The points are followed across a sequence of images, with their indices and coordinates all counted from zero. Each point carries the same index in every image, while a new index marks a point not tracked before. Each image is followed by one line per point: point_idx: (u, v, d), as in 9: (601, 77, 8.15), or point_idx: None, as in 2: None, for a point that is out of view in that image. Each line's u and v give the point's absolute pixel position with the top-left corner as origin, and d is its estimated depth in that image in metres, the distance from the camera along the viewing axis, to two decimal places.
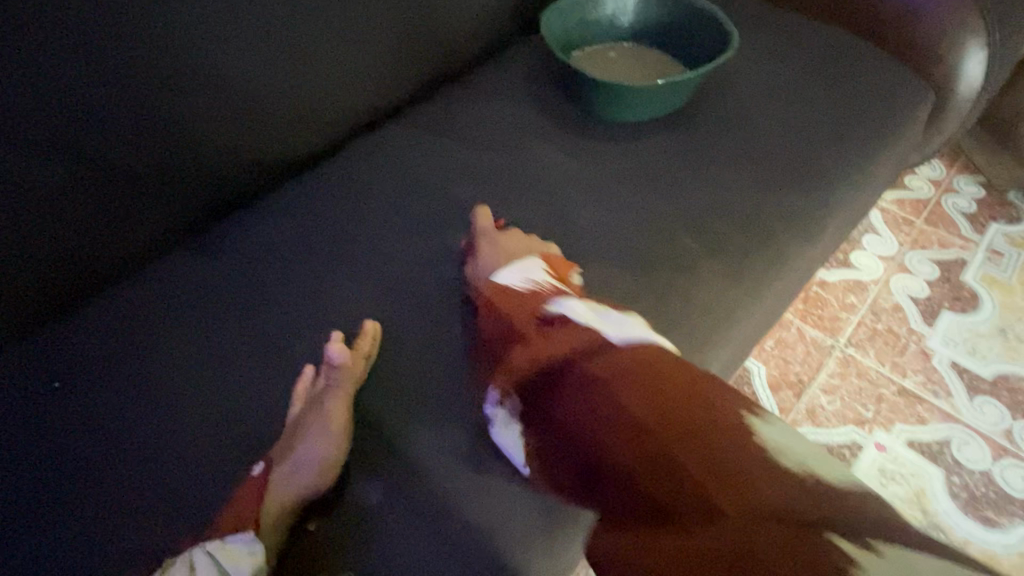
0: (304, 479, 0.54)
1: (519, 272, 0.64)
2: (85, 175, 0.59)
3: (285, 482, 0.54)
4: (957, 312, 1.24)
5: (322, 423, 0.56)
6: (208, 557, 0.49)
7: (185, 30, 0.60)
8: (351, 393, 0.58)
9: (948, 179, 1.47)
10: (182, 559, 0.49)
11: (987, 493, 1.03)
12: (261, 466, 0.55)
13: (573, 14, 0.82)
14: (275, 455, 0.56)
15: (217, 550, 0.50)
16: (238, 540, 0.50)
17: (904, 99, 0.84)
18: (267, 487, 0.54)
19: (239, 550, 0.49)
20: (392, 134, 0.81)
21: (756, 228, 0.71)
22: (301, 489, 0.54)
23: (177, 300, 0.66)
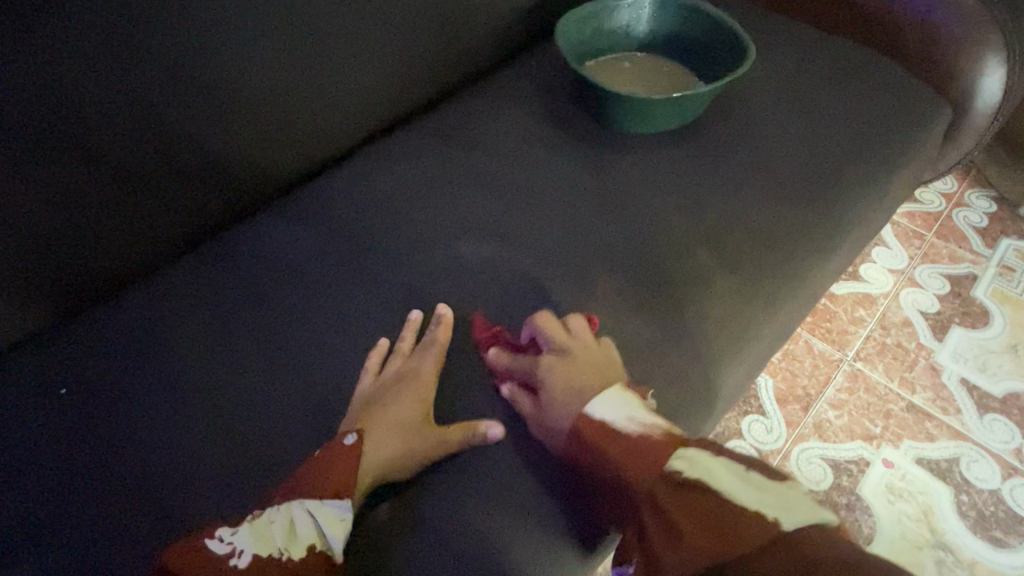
0: (398, 452, 0.55)
1: (616, 408, 0.55)
2: (98, 175, 0.60)
3: (381, 451, 0.55)
4: (967, 328, 1.23)
5: (415, 401, 0.58)
6: (309, 514, 0.51)
7: (201, 33, 0.60)
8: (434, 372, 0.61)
9: (959, 193, 1.46)
10: (283, 509, 0.52)
11: (996, 512, 1.02)
12: (351, 436, 0.55)
13: (588, 23, 0.81)
14: (365, 424, 0.56)
15: (317, 510, 0.52)
16: (334, 505, 0.52)
17: (920, 115, 0.83)
18: (367, 454, 0.55)
19: (335, 515, 0.52)
20: (403, 140, 0.80)
21: (769, 242, 0.70)
22: (397, 461, 0.55)
23: (184, 304, 0.66)
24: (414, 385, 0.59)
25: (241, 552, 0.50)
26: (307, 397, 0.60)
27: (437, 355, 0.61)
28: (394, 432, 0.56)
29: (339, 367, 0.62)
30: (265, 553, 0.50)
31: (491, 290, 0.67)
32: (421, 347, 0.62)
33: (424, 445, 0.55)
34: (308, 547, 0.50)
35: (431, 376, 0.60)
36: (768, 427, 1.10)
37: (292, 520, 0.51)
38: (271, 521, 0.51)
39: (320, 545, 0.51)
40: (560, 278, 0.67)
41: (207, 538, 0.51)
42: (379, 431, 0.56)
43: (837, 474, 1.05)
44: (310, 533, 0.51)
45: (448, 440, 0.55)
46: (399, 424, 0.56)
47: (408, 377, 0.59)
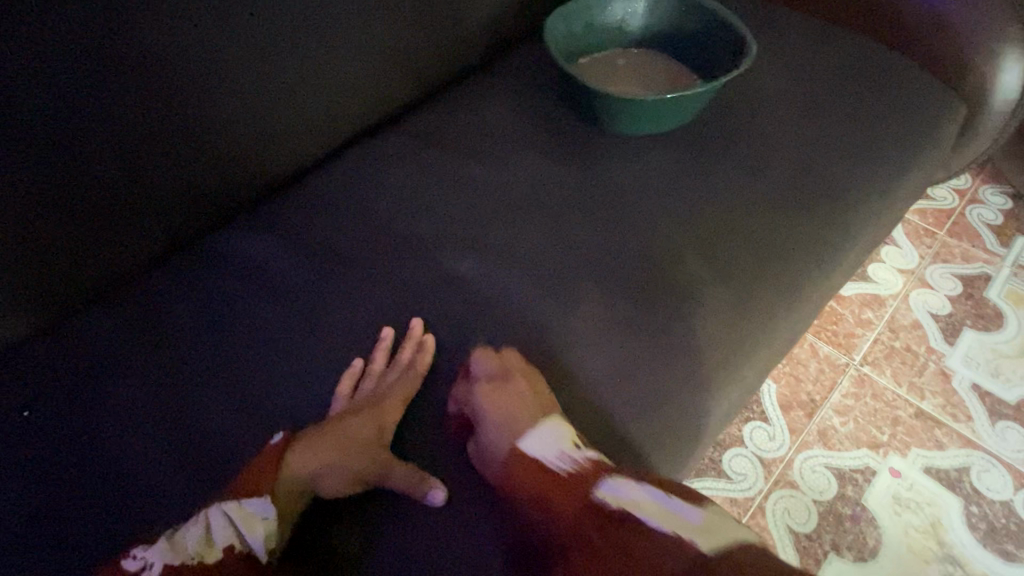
0: (334, 465, 0.53)
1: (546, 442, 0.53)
2: (58, 189, 0.57)
3: (310, 460, 0.53)
4: (980, 330, 1.19)
5: (370, 422, 0.55)
6: (224, 518, 0.49)
7: (166, 31, 0.57)
8: (404, 399, 0.57)
9: (973, 189, 1.40)
10: (200, 518, 0.49)
11: (1008, 525, 0.99)
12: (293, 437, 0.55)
13: (580, 19, 0.77)
14: (310, 433, 0.55)
15: (233, 513, 0.50)
16: (254, 505, 0.50)
17: (932, 112, 0.78)
18: (294, 458, 0.53)
19: (254, 514, 0.49)
20: (387, 143, 0.77)
21: (769, 251, 0.66)
22: (330, 473, 0.52)
23: (160, 318, 0.63)
24: (372, 408, 0.56)
25: (151, 566, 0.46)
26: (282, 417, 0.57)
27: (407, 376, 0.59)
28: (335, 445, 0.54)
29: (317, 384, 0.59)
30: (176, 562, 0.47)
31: (477, 302, 0.64)
32: (391, 366, 0.59)
33: (363, 466, 0.52)
34: (226, 549, 0.48)
35: (396, 399, 0.57)
36: (770, 434, 1.07)
37: (206, 526, 0.49)
38: (184, 533, 0.48)
39: (238, 546, 0.48)
40: (548, 288, 0.64)
41: (123, 560, 0.48)
42: (319, 440, 0.54)
43: (841, 484, 1.02)
44: (227, 535, 0.48)
45: (390, 472, 0.52)
46: (342, 437, 0.54)
47: (374, 398, 0.57)
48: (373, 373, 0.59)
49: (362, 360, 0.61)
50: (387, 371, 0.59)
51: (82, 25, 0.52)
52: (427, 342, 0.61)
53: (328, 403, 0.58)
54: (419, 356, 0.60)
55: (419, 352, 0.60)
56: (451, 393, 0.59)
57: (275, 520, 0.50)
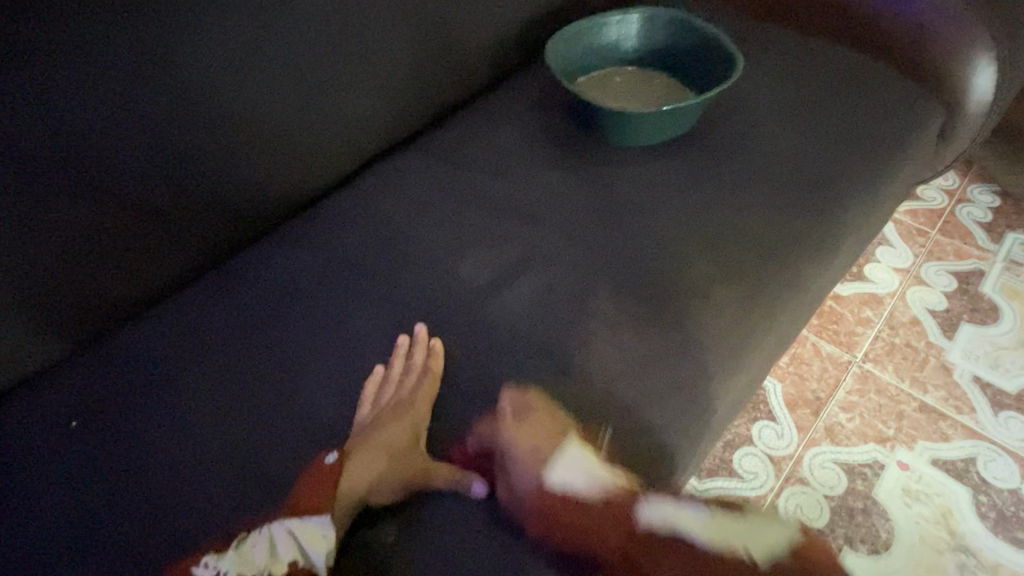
0: (382, 476, 0.57)
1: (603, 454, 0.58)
2: (110, 215, 0.63)
3: (360, 474, 0.57)
4: (977, 324, 1.22)
5: (402, 429, 0.59)
6: (289, 534, 0.53)
7: (201, 68, 0.63)
8: (428, 402, 0.61)
9: (962, 189, 1.45)
10: (263, 531, 0.53)
11: (1017, 512, 1.00)
12: (335, 455, 0.58)
13: (578, 41, 0.83)
14: (351, 448, 0.59)
15: (297, 529, 0.53)
16: (316, 521, 0.54)
17: (912, 114, 0.83)
18: (343, 474, 0.57)
19: (317, 532, 0.53)
20: (400, 162, 0.82)
21: (766, 249, 0.70)
22: (381, 486, 0.56)
23: (197, 334, 0.67)
24: (401, 417, 0.60)
25: None
26: (317, 421, 0.61)
27: (423, 381, 0.62)
28: (378, 457, 0.58)
29: (347, 390, 0.63)
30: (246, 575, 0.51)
31: (495, 307, 0.67)
32: (408, 372, 0.63)
33: (406, 472, 0.56)
34: (290, 564, 0.51)
35: (421, 403, 0.61)
36: (778, 432, 1.09)
37: (273, 541, 0.53)
38: (252, 545, 0.52)
39: (301, 562, 0.52)
40: (561, 292, 0.68)
41: (194, 566, 0.52)
42: (365, 455, 0.58)
43: (851, 478, 1.04)
44: (291, 551, 0.52)
45: (431, 473, 0.56)
46: (385, 449, 0.58)
47: (400, 406, 0.61)
48: (394, 382, 0.63)
49: (383, 368, 0.64)
50: (404, 377, 0.62)
51: (117, 57, 0.59)
52: (435, 347, 0.64)
53: (354, 410, 0.61)
54: (433, 360, 0.63)
55: (432, 356, 0.63)
56: (474, 392, 0.62)
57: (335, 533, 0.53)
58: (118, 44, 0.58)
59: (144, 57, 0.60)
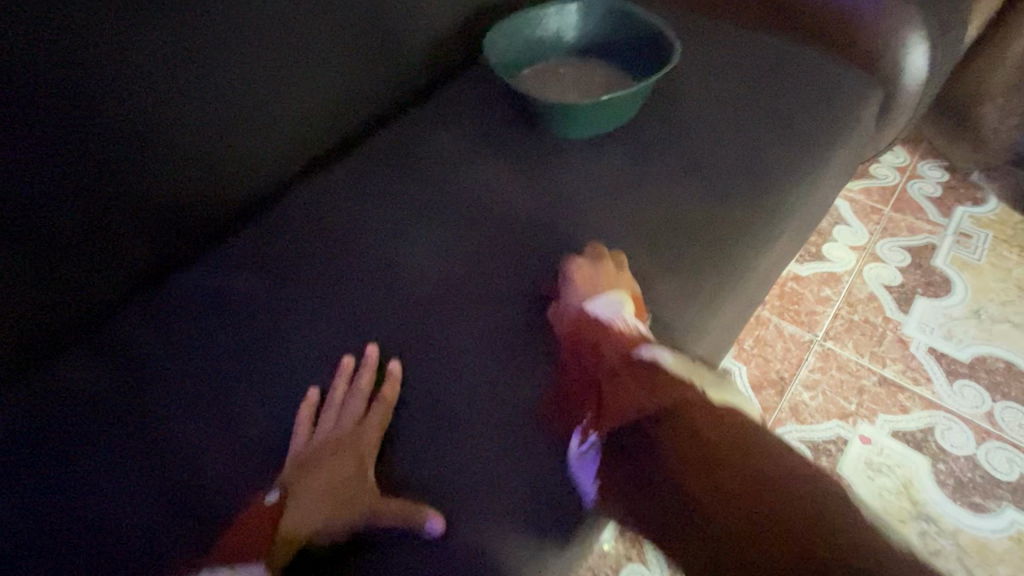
0: (329, 516, 0.53)
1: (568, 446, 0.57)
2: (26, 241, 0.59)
3: (301, 515, 0.54)
4: (931, 297, 1.25)
5: (348, 463, 0.57)
6: None
7: (113, 74, 0.60)
8: (380, 431, 0.59)
9: (912, 165, 1.48)
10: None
11: (974, 478, 1.03)
12: (276, 494, 0.55)
13: (518, 34, 0.82)
14: (293, 483, 0.56)
15: None
16: (248, 571, 0.50)
17: (853, 96, 0.84)
18: (282, 516, 0.54)
19: None
20: (342, 165, 0.80)
21: (711, 235, 0.70)
22: (326, 525, 0.53)
23: (135, 356, 0.65)
24: (349, 448, 0.57)
25: None
26: (261, 440, 0.59)
27: (377, 408, 0.60)
28: (322, 494, 0.55)
29: (293, 404, 0.61)
30: None
31: (445, 311, 0.66)
32: (354, 397, 0.61)
33: (353, 510, 0.53)
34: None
35: (372, 430, 0.59)
36: None
37: None
38: None
39: None
40: (509, 290, 0.67)
41: None
42: (310, 493, 0.55)
43: (816, 455, 1.06)
44: None
45: (382, 510, 0.53)
46: (331, 487, 0.55)
47: (347, 437, 0.58)
48: (338, 410, 0.60)
49: (317, 391, 0.62)
50: (352, 401, 0.61)
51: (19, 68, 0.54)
52: (393, 372, 0.62)
53: (292, 434, 0.59)
54: (387, 386, 0.61)
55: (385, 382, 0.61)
56: (423, 400, 0.61)
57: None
58: (2, 44, 0.53)
59: (50, 57, 0.56)
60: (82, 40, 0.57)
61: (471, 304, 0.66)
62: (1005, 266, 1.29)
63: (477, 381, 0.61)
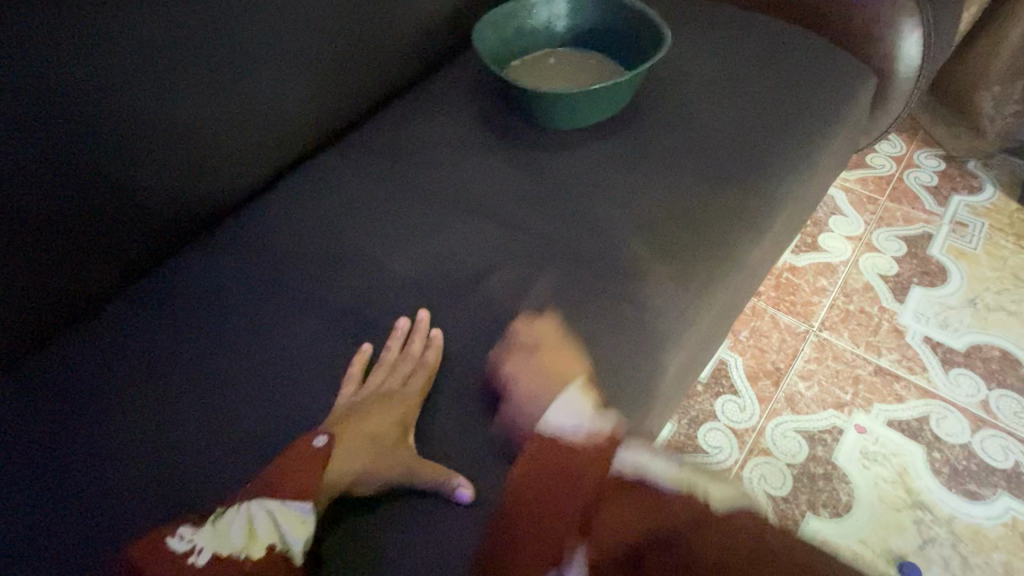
0: (365, 467, 0.55)
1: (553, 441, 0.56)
2: (14, 235, 0.58)
3: (347, 463, 0.55)
4: (927, 286, 1.25)
5: (393, 421, 0.58)
6: (269, 516, 0.51)
7: (104, 62, 0.59)
8: (422, 395, 0.60)
9: (908, 155, 1.48)
10: (244, 509, 0.52)
11: (969, 466, 1.03)
12: (324, 439, 0.56)
13: (509, 24, 0.81)
14: (342, 432, 0.57)
15: (276, 512, 0.51)
16: (296, 506, 0.52)
17: (846, 83, 0.84)
18: (330, 459, 0.55)
19: (296, 516, 0.51)
20: (333, 157, 0.80)
21: (703, 224, 0.70)
22: (363, 476, 0.55)
23: (125, 350, 0.64)
24: (394, 409, 0.59)
25: (200, 551, 0.49)
26: (251, 433, 0.58)
27: (418, 371, 0.61)
28: (367, 446, 0.56)
29: (284, 397, 0.61)
30: (224, 552, 0.49)
31: (437, 303, 0.66)
32: (404, 359, 0.62)
33: (392, 468, 0.54)
34: (268, 547, 0.49)
35: (416, 393, 0.60)
36: (741, 407, 1.11)
37: (251, 521, 0.51)
38: (230, 523, 0.50)
39: (278, 545, 0.50)
40: (501, 281, 0.67)
41: (170, 537, 0.50)
42: (357, 443, 0.57)
43: (811, 445, 1.06)
44: (270, 533, 0.50)
45: (416, 472, 0.54)
46: (375, 441, 0.56)
47: (393, 397, 0.60)
48: (389, 369, 0.62)
49: (310, 383, 0.61)
50: (396, 363, 0.62)
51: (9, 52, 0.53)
52: (434, 339, 0.63)
53: (338, 390, 0.61)
54: (433, 351, 0.62)
55: (427, 347, 0.62)
56: (418, 390, 0.60)
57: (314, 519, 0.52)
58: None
59: (39, 42, 0.55)
60: (72, 27, 0.56)
61: (464, 295, 0.66)
62: (1001, 255, 1.29)
63: (470, 371, 0.61)
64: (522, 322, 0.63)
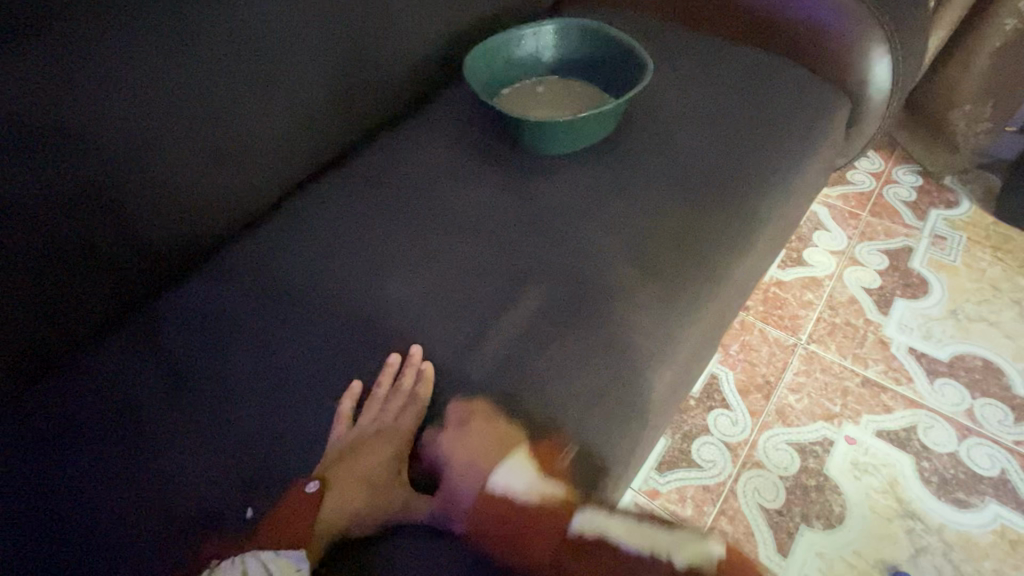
0: (364, 506, 0.57)
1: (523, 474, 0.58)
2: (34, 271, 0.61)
3: (341, 505, 0.57)
4: (909, 298, 1.28)
5: (385, 460, 0.60)
6: (264, 568, 0.53)
7: (117, 110, 0.62)
8: (412, 431, 0.62)
9: (887, 171, 1.53)
10: (238, 563, 0.53)
11: (957, 474, 1.05)
12: (315, 484, 0.58)
13: (498, 55, 0.85)
14: (332, 475, 0.59)
15: (272, 563, 0.53)
16: (292, 555, 0.53)
17: (821, 107, 0.88)
18: (322, 505, 0.57)
19: (291, 565, 0.53)
20: (329, 183, 0.82)
21: (688, 244, 0.73)
22: (361, 516, 0.56)
23: (127, 379, 0.66)
24: (385, 447, 0.61)
25: None
26: (253, 459, 0.60)
27: (409, 405, 0.63)
28: (359, 487, 0.58)
29: (285, 419, 0.62)
30: None
31: (432, 325, 0.68)
32: (395, 394, 0.63)
33: (387, 505, 0.56)
34: None
35: (407, 429, 0.62)
36: (733, 420, 1.13)
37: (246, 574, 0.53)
38: None
39: None
40: (493, 302, 0.69)
41: None
42: (349, 485, 0.58)
43: (803, 457, 1.08)
44: None
45: (413, 507, 0.56)
46: (367, 480, 0.58)
47: (385, 435, 0.62)
48: (379, 407, 0.63)
49: (311, 407, 0.63)
50: (387, 398, 0.63)
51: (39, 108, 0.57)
52: (425, 370, 0.64)
53: (329, 427, 0.61)
54: (422, 387, 0.63)
55: (418, 380, 0.63)
56: (413, 418, 0.62)
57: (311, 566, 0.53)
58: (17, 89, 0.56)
59: (56, 94, 0.58)
60: (87, 77, 0.60)
61: (459, 317, 0.68)
62: (980, 267, 1.33)
63: (462, 396, 0.63)
64: (513, 345, 0.65)
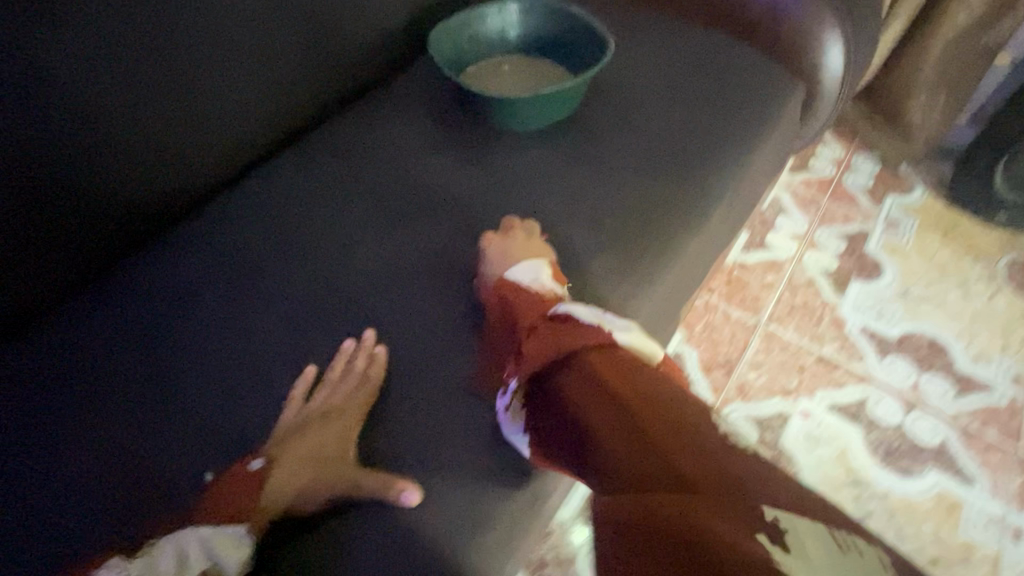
0: (310, 484, 0.56)
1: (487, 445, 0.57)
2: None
3: (285, 482, 0.57)
4: (864, 280, 1.34)
5: (334, 439, 0.59)
6: (203, 544, 0.53)
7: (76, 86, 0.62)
8: (362, 411, 0.61)
9: (847, 158, 1.58)
10: (176, 539, 0.53)
11: (901, 444, 1.11)
12: (259, 463, 0.58)
13: (464, 31, 0.85)
14: (278, 453, 0.59)
15: (211, 539, 0.53)
16: (231, 532, 0.53)
17: (777, 89, 0.91)
18: (265, 482, 0.57)
19: (232, 541, 0.53)
20: (292, 158, 0.81)
21: (648, 219, 0.75)
22: (306, 492, 0.56)
23: (86, 352, 0.65)
24: (336, 424, 0.60)
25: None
26: (215, 432, 0.60)
27: (362, 385, 0.63)
28: (305, 464, 0.58)
29: (249, 391, 0.63)
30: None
31: (396, 299, 0.69)
32: (348, 374, 0.63)
33: (334, 483, 0.56)
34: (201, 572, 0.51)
35: (357, 407, 0.61)
36: None
37: (183, 550, 0.52)
38: (160, 554, 0.52)
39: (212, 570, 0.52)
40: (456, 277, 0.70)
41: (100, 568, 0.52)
42: (295, 463, 0.58)
43: (761, 431, 1.12)
44: (203, 559, 0.52)
45: (359, 483, 0.56)
46: (315, 459, 0.58)
47: (335, 413, 0.61)
48: (330, 388, 0.63)
49: (274, 379, 0.64)
50: (341, 379, 0.63)
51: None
52: (377, 355, 0.64)
53: (282, 407, 0.62)
54: (375, 369, 0.63)
55: (370, 363, 0.64)
56: (364, 396, 0.62)
57: (252, 542, 0.54)
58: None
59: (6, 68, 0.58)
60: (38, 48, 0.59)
61: (423, 291, 0.69)
62: (930, 250, 1.39)
63: (427, 370, 0.64)
64: (475, 322, 0.67)
